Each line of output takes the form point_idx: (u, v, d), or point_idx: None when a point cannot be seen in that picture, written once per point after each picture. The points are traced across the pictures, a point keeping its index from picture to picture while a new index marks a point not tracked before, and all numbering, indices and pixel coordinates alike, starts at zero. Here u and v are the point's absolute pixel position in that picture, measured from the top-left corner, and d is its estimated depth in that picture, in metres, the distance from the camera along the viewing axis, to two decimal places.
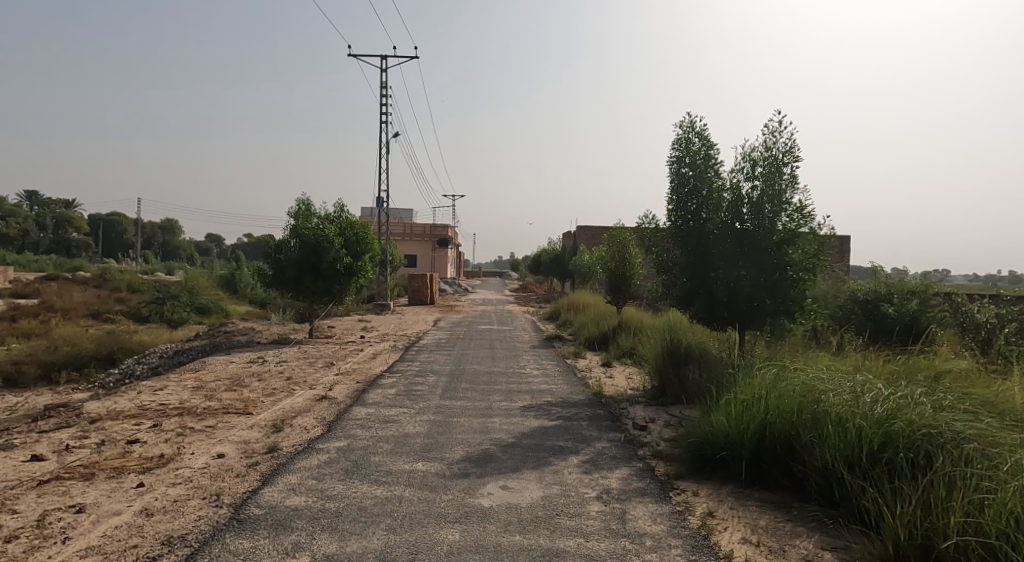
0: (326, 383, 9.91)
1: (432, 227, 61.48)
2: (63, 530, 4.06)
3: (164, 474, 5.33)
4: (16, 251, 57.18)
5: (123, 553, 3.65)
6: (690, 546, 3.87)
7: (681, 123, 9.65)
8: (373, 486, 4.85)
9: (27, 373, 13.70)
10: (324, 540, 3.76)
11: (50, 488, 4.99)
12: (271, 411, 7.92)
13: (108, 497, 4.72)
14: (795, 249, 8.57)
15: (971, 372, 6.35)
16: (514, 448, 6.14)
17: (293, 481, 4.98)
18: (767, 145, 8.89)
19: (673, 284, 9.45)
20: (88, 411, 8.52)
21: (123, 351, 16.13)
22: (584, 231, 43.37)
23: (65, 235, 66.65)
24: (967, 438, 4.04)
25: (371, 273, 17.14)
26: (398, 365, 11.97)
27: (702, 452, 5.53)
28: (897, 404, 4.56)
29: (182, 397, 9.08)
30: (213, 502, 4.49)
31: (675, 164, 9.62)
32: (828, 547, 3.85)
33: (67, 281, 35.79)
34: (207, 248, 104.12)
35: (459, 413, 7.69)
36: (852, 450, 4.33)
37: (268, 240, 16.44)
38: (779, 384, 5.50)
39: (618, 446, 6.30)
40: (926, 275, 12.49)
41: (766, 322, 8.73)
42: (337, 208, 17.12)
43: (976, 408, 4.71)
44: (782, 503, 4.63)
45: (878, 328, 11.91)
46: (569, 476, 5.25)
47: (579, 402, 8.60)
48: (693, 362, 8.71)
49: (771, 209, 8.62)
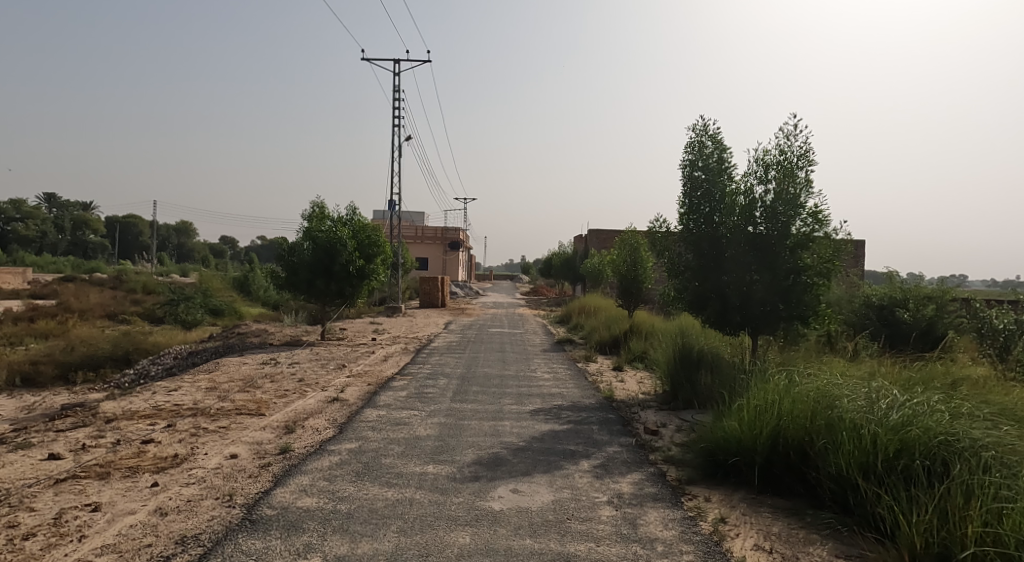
0: (338, 385, 9.96)
1: (444, 231, 61.93)
2: (79, 529, 4.10)
3: (177, 474, 5.38)
4: (33, 251, 58.68)
5: (137, 552, 3.69)
6: (702, 552, 3.85)
7: (693, 127, 9.62)
8: (384, 488, 4.87)
9: (44, 373, 13.91)
10: (336, 541, 3.78)
11: (67, 486, 5.06)
12: (283, 412, 7.95)
13: (122, 496, 4.77)
14: (809, 253, 8.54)
15: (991, 378, 6.26)
16: (525, 451, 6.13)
17: (305, 482, 5.00)
18: (782, 149, 8.83)
19: (684, 288, 9.36)
20: (104, 411, 8.61)
21: (138, 353, 16.37)
22: (596, 234, 43.19)
23: (83, 236, 68.47)
24: (986, 445, 3.98)
25: (383, 275, 17.24)
26: (408, 367, 12.01)
27: (714, 457, 5.51)
28: (914, 410, 4.48)
29: (196, 398, 9.18)
30: (227, 502, 4.53)
31: (687, 168, 9.55)
32: (842, 555, 3.81)
33: (81, 283, 35.98)
34: (221, 249, 105.23)
35: (470, 416, 7.71)
36: (866, 456, 4.27)
37: (282, 242, 16.57)
38: (793, 389, 5.44)
39: (630, 450, 6.28)
40: (944, 280, 12.32)
41: (780, 326, 8.68)
42: (350, 211, 17.18)
43: (994, 416, 4.63)
44: (796, 509, 4.60)
45: (893, 334, 11.81)
46: (580, 480, 5.25)
47: (590, 406, 8.58)
48: (705, 367, 8.63)
49: (786, 212, 8.55)
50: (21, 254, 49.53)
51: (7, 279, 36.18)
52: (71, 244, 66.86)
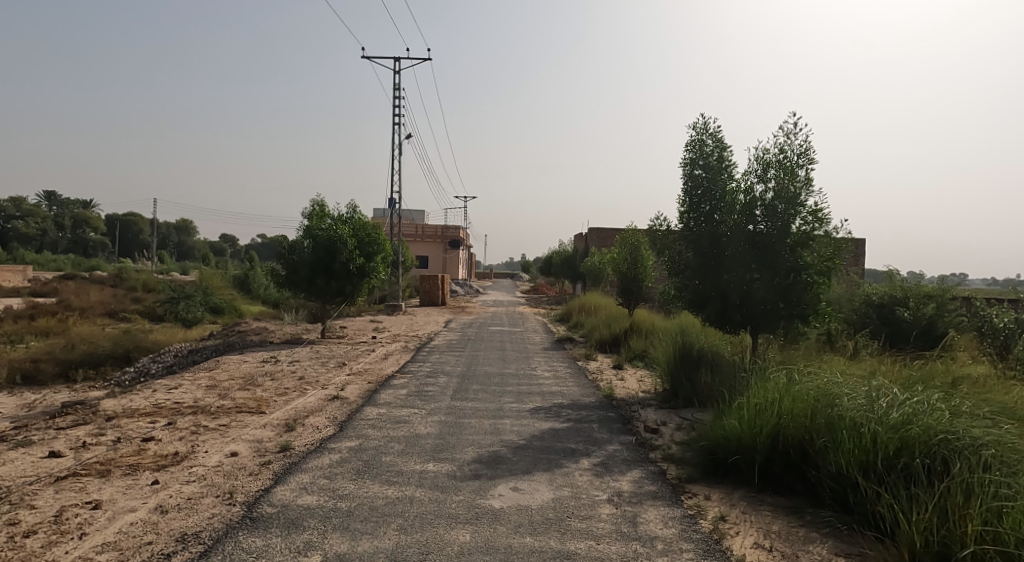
0: (338, 384, 9.96)
1: (444, 229, 61.89)
2: (80, 526, 4.11)
3: (177, 472, 5.38)
4: (33, 250, 58.68)
5: (138, 549, 3.69)
6: (702, 550, 3.85)
7: (694, 125, 9.61)
8: (384, 486, 4.87)
9: (44, 371, 13.91)
10: (336, 539, 3.78)
11: (68, 484, 5.07)
12: (283, 410, 7.96)
13: (123, 494, 4.78)
14: (809, 252, 8.53)
15: (991, 377, 6.26)
16: (525, 449, 6.14)
17: (305, 480, 5.01)
18: (782, 147, 8.83)
19: (685, 286, 9.36)
20: (104, 409, 8.62)
21: (138, 351, 16.37)
22: (596, 233, 43.15)
23: (83, 234, 68.39)
24: (985, 443, 3.98)
25: (383, 274, 17.23)
26: (408, 366, 12.01)
27: (714, 456, 5.51)
28: (914, 409, 4.49)
29: (196, 396, 9.18)
30: (227, 500, 4.53)
31: (687, 166, 9.54)
32: (842, 553, 3.81)
33: (82, 281, 36.00)
34: (222, 248, 105.20)
35: (470, 414, 7.71)
36: (866, 455, 4.27)
37: (283, 240, 16.56)
38: (793, 388, 5.45)
39: (630, 449, 6.28)
40: (944, 279, 12.32)
41: (780, 325, 8.67)
42: (350, 209, 17.17)
43: (995, 414, 4.62)
44: (795, 508, 4.60)
45: (893, 332, 11.80)
46: (580, 478, 5.25)
47: (590, 405, 8.59)
48: (705, 365, 8.64)
49: (786, 211, 8.54)
50: (21, 252, 49.48)
51: (7, 277, 36.15)
52: (71, 242, 66.83)
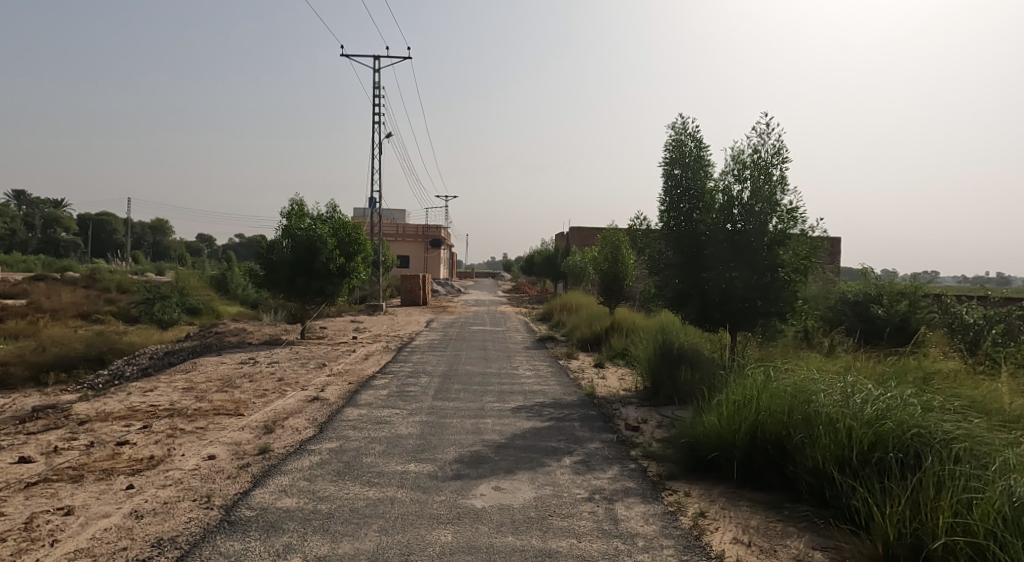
0: (318, 385, 9.87)
1: (426, 228, 61.67)
2: (51, 533, 4.01)
3: (153, 476, 5.28)
4: (4, 251, 57.28)
5: (113, 555, 3.62)
6: (681, 546, 3.89)
7: (672, 125, 9.72)
8: (365, 488, 4.84)
9: (14, 374, 13.55)
10: (316, 541, 3.75)
11: (39, 490, 4.95)
12: (262, 412, 7.86)
13: (96, 499, 4.68)
14: (786, 251, 8.68)
15: (960, 371, 6.44)
16: (507, 449, 6.14)
17: (284, 482, 4.95)
18: (757, 147, 8.96)
19: (665, 285, 9.43)
20: (77, 413, 8.42)
21: (113, 353, 16.03)
22: (577, 232, 43.35)
23: (55, 234, 66.83)
24: (955, 437, 4.08)
25: (364, 273, 17.10)
26: (390, 365, 11.96)
27: (695, 452, 5.57)
28: (887, 404, 4.58)
29: (172, 399, 9.02)
30: (204, 503, 4.46)
31: (666, 166, 9.63)
32: (819, 547, 3.88)
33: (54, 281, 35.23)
34: (199, 248, 103.62)
35: (451, 414, 7.69)
36: (842, 450, 4.35)
37: (262, 240, 16.35)
38: (771, 384, 5.53)
39: (611, 446, 6.33)
40: (916, 276, 12.61)
41: (758, 322, 8.79)
42: (331, 209, 17.02)
43: (964, 409, 4.75)
44: (774, 503, 4.67)
45: (868, 329, 12.04)
46: (562, 476, 5.27)
47: (572, 403, 8.64)
48: (686, 363, 8.74)
49: (762, 210, 8.67)
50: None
51: None
52: (43, 242, 65.12)
